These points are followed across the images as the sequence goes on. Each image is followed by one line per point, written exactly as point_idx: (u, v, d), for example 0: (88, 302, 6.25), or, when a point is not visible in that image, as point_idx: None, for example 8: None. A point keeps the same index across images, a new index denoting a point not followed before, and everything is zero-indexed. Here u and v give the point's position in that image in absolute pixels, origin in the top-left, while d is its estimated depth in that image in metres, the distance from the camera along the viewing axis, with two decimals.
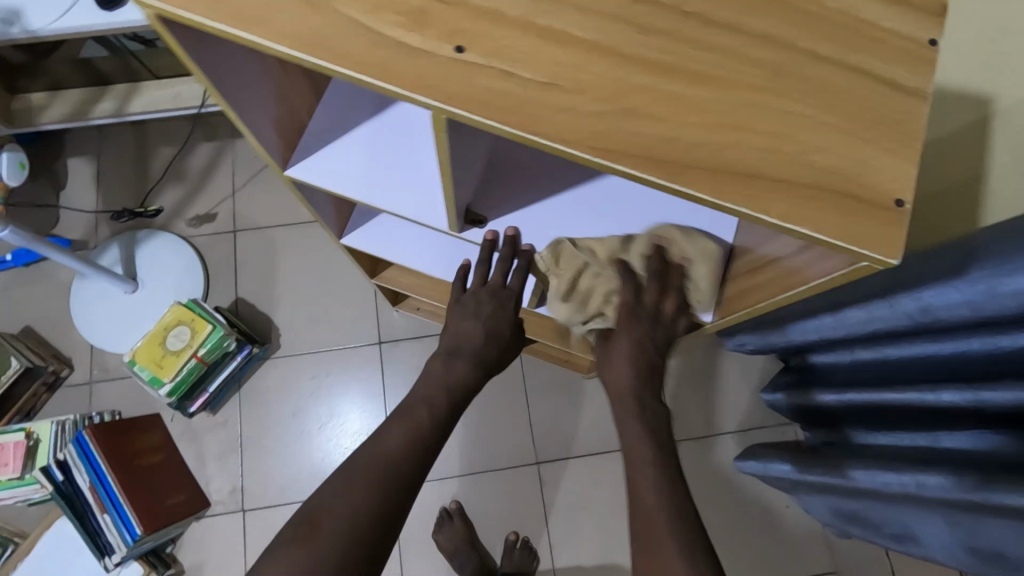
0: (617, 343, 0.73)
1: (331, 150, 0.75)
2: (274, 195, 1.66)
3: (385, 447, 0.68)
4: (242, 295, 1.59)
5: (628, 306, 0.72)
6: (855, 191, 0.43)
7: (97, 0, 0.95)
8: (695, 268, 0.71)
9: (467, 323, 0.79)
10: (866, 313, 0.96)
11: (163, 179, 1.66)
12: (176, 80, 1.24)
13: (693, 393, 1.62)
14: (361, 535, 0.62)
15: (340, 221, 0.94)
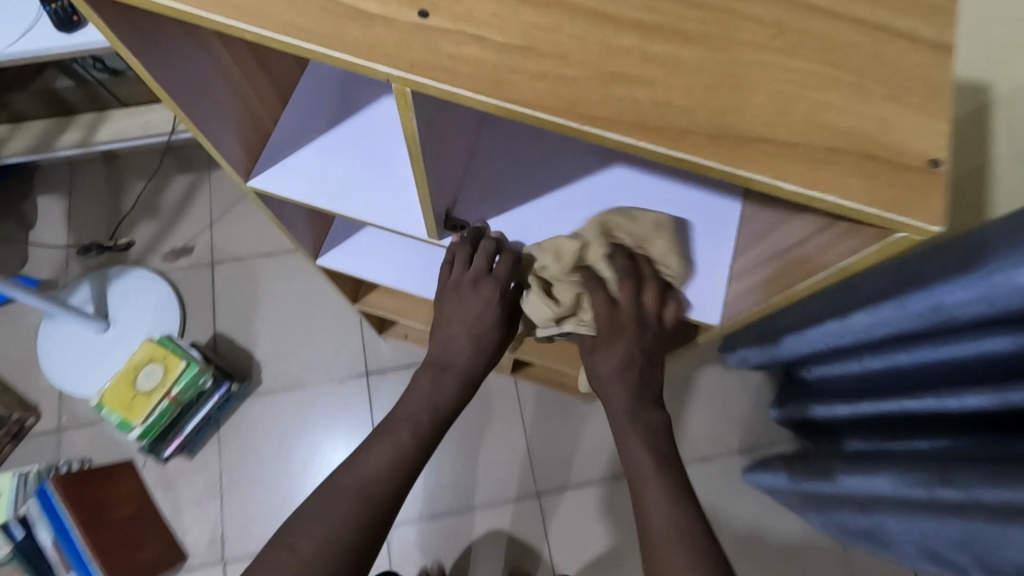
0: (604, 353, 0.65)
1: (297, 157, 0.70)
2: (252, 224, 1.60)
3: (361, 471, 0.62)
4: (220, 329, 1.52)
5: (605, 311, 0.63)
6: (877, 152, 0.38)
7: (55, 23, 0.91)
8: (653, 247, 0.62)
9: (457, 334, 0.71)
10: (871, 318, 0.90)
11: (137, 212, 1.61)
12: (144, 107, 1.20)
13: (693, 411, 1.55)
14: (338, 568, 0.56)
15: (315, 239, 0.88)
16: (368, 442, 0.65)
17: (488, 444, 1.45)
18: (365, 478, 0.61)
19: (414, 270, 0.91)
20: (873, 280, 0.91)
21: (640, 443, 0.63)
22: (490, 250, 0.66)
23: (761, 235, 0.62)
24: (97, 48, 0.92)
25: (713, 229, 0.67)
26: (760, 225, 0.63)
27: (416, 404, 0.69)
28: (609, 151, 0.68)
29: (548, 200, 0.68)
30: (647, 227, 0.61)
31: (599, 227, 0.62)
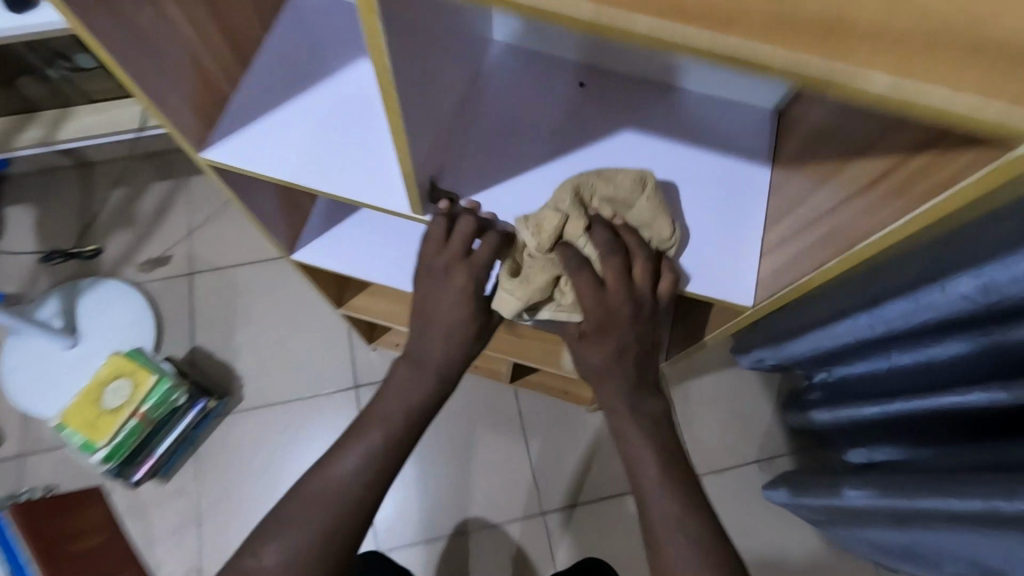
0: (584, 345, 0.55)
1: (263, 126, 0.61)
2: (234, 231, 1.51)
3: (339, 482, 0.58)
4: (199, 343, 1.42)
5: (592, 294, 0.52)
6: (994, 40, 0.28)
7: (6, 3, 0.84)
8: (635, 209, 0.55)
9: (436, 327, 0.60)
10: (908, 305, 0.82)
11: (111, 221, 1.52)
12: (110, 103, 1.12)
13: (706, 419, 1.45)
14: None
15: (290, 232, 0.80)
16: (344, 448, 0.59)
17: (488, 461, 1.35)
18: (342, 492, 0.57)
19: (400, 265, 0.82)
20: (908, 262, 0.82)
21: (661, 448, 0.54)
22: (472, 228, 0.56)
23: (796, 203, 0.54)
24: (52, 31, 0.85)
25: (744, 199, 0.58)
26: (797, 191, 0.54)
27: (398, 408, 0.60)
28: (618, 115, 0.60)
29: (545, 167, 0.58)
30: (627, 188, 0.54)
31: (575, 192, 0.54)
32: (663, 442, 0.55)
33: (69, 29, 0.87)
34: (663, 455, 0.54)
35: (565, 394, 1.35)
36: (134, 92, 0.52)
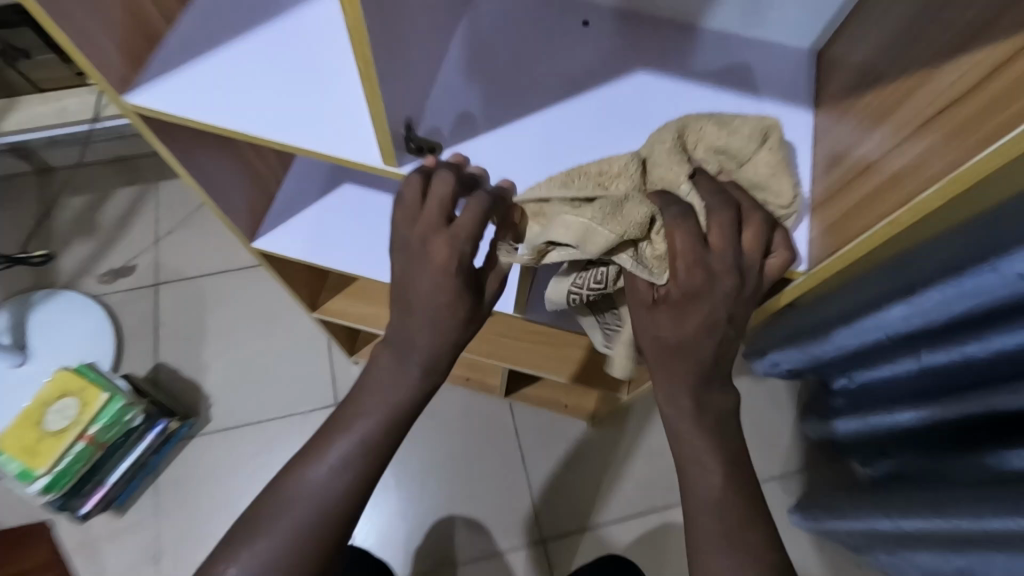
0: (662, 315, 0.43)
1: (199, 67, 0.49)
2: (204, 239, 1.41)
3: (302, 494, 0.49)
4: (163, 359, 1.30)
5: (689, 252, 0.40)
6: None
7: None
8: (750, 166, 0.42)
9: (417, 311, 0.48)
10: (946, 295, 0.72)
11: (71, 230, 1.41)
12: (62, 92, 1.02)
13: (750, 425, 1.38)
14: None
15: (251, 217, 0.70)
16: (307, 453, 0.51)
17: (483, 484, 1.23)
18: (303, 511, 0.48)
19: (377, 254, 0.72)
20: (942, 245, 0.72)
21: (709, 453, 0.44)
22: (452, 186, 0.45)
23: (850, 146, 0.44)
24: None
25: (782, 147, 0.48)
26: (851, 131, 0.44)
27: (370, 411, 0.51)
28: (623, 58, 0.51)
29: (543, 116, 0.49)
30: (744, 138, 0.42)
31: (674, 136, 0.43)
32: (700, 440, 0.45)
33: None
34: (702, 455, 0.44)
35: (564, 407, 1.24)
36: (32, 10, 0.40)
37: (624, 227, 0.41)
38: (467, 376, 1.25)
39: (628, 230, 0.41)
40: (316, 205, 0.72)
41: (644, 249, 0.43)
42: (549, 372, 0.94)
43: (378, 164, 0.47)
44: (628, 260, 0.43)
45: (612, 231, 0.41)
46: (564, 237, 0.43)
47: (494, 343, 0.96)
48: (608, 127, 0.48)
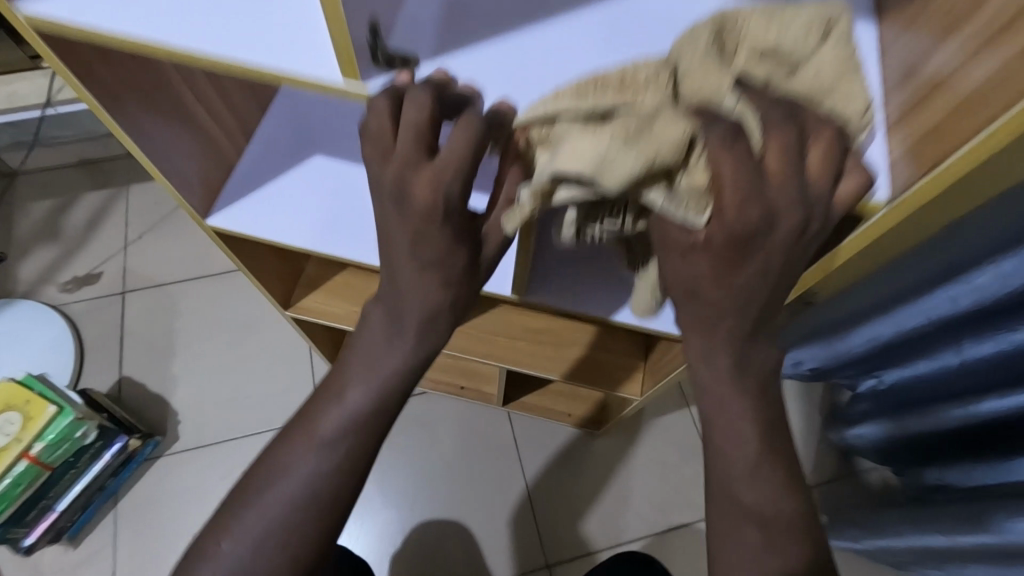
0: (702, 264, 0.33)
1: None
2: (177, 244, 1.31)
3: (276, 481, 0.42)
4: (129, 373, 1.19)
5: (744, 184, 0.30)
6: None
7: None
8: (808, 74, 0.33)
9: (402, 266, 0.41)
10: (1011, 266, 0.69)
11: (33, 237, 1.31)
12: None
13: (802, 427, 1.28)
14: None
15: (206, 189, 0.60)
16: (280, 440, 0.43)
17: (480, 503, 1.12)
18: (275, 502, 0.41)
19: (354, 231, 0.62)
20: (998, 220, 0.70)
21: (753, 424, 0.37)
22: (426, 108, 0.35)
23: (929, 55, 0.35)
24: None
25: None
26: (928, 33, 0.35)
27: (352, 388, 0.43)
28: None
29: (545, 34, 0.41)
30: (801, 37, 0.33)
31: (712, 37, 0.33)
32: None
33: None
34: None
35: (569, 416, 1.14)
36: None
37: (648, 147, 0.31)
38: (462, 385, 1.16)
39: (657, 150, 0.31)
40: (288, 173, 0.63)
41: (680, 182, 0.32)
42: (552, 374, 0.84)
43: (341, 83, 0.38)
44: (657, 196, 0.33)
45: (636, 152, 0.31)
46: (571, 165, 0.32)
47: (491, 341, 0.86)
48: (621, 40, 0.40)
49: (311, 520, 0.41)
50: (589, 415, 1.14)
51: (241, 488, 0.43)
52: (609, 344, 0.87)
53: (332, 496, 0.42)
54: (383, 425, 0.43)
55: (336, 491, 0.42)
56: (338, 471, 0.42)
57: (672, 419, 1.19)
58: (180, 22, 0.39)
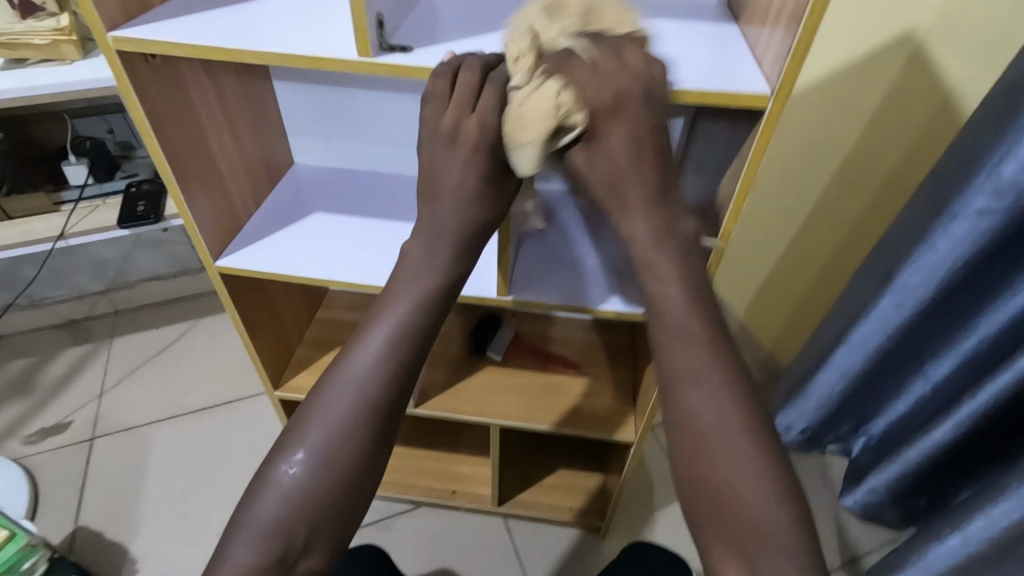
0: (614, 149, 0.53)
1: (176, 22, 0.52)
2: (155, 387, 1.29)
3: (338, 395, 0.51)
4: (87, 520, 1.09)
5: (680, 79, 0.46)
6: None
7: (5, 66, 0.87)
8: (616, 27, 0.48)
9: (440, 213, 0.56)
10: (932, 259, 0.80)
11: (2, 397, 1.27)
12: (35, 218, 1.10)
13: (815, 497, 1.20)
14: (309, 529, 0.48)
15: (219, 233, 0.69)
16: (333, 369, 0.53)
17: None
18: (331, 423, 0.51)
19: (354, 260, 0.70)
20: (907, 227, 0.85)
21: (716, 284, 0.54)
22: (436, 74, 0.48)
23: (763, 22, 0.50)
24: (91, 88, 0.88)
25: (719, 43, 0.53)
26: (764, 17, 0.50)
27: (395, 303, 0.54)
28: None
29: None
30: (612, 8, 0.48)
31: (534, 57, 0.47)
32: None
33: (58, 96, 0.88)
34: None
35: (570, 510, 1.06)
36: None
37: (555, 102, 0.47)
38: (453, 489, 1.09)
39: (563, 94, 0.47)
40: (319, 214, 0.76)
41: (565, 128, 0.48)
42: (538, 422, 0.85)
43: (355, 57, 0.50)
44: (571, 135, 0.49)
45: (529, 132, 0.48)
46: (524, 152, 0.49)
47: (483, 398, 0.87)
48: None
49: (368, 434, 0.51)
50: (590, 507, 1.07)
51: (288, 434, 0.52)
52: (594, 389, 0.89)
53: (378, 409, 0.51)
54: (410, 340, 0.53)
55: (384, 396, 0.52)
56: (386, 375, 0.52)
57: (676, 505, 1.13)
58: (227, 38, 0.51)
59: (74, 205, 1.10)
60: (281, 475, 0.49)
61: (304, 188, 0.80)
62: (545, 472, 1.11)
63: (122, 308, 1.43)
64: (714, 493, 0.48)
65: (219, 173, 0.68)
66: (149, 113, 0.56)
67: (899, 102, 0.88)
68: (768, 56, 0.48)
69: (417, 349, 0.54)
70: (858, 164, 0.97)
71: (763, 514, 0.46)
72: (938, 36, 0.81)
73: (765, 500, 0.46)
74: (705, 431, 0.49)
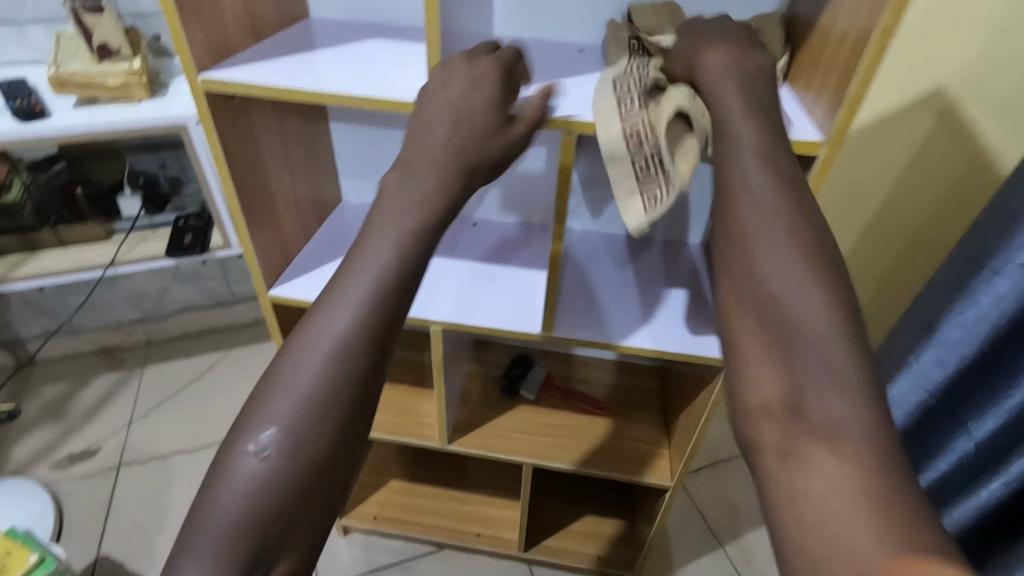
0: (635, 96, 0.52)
1: (258, 67, 0.57)
2: (184, 415, 1.31)
3: (304, 356, 0.41)
4: (108, 548, 1.08)
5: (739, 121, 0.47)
6: None
7: (77, 104, 0.93)
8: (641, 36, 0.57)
9: None
10: (991, 299, 0.78)
11: (33, 421, 1.29)
12: (86, 246, 1.15)
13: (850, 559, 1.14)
14: (281, 526, 0.38)
15: (272, 262, 0.72)
16: (300, 321, 0.42)
17: None
18: (294, 400, 0.40)
19: None
20: (945, 275, 0.85)
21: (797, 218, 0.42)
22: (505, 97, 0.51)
23: (812, 77, 0.52)
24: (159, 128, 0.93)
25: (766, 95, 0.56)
26: (805, 77, 0.53)
27: (373, 249, 0.43)
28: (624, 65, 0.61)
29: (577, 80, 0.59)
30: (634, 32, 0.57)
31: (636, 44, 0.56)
32: None
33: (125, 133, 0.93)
34: None
35: (596, 559, 1.03)
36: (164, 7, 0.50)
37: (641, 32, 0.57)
38: (478, 532, 1.06)
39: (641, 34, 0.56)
40: None
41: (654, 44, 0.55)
42: (571, 464, 0.84)
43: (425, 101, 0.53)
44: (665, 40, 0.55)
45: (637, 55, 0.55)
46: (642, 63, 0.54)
47: (519, 436, 0.87)
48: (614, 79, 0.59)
49: (340, 413, 0.41)
50: (620, 558, 1.03)
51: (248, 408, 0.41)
52: (629, 430, 0.89)
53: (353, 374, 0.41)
54: (386, 300, 0.42)
55: (363, 353, 0.41)
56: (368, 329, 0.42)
57: (706, 559, 1.09)
58: (306, 81, 0.55)
59: (126, 235, 1.15)
60: (247, 463, 0.39)
61: (349, 225, 0.84)
62: (572, 517, 1.08)
63: (155, 338, 1.46)
64: (755, 301, 0.40)
65: (277, 206, 0.71)
66: (223, 145, 0.60)
67: (930, 154, 0.90)
68: (818, 106, 0.50)
69: (404, 291, 0.43)
70: (890, 212, 0.98)
71: (812, 319, 0.38)
72: (969, 95, 0.83)
73: (810, 303, 0.39)
74: (752, 238, 0.42)
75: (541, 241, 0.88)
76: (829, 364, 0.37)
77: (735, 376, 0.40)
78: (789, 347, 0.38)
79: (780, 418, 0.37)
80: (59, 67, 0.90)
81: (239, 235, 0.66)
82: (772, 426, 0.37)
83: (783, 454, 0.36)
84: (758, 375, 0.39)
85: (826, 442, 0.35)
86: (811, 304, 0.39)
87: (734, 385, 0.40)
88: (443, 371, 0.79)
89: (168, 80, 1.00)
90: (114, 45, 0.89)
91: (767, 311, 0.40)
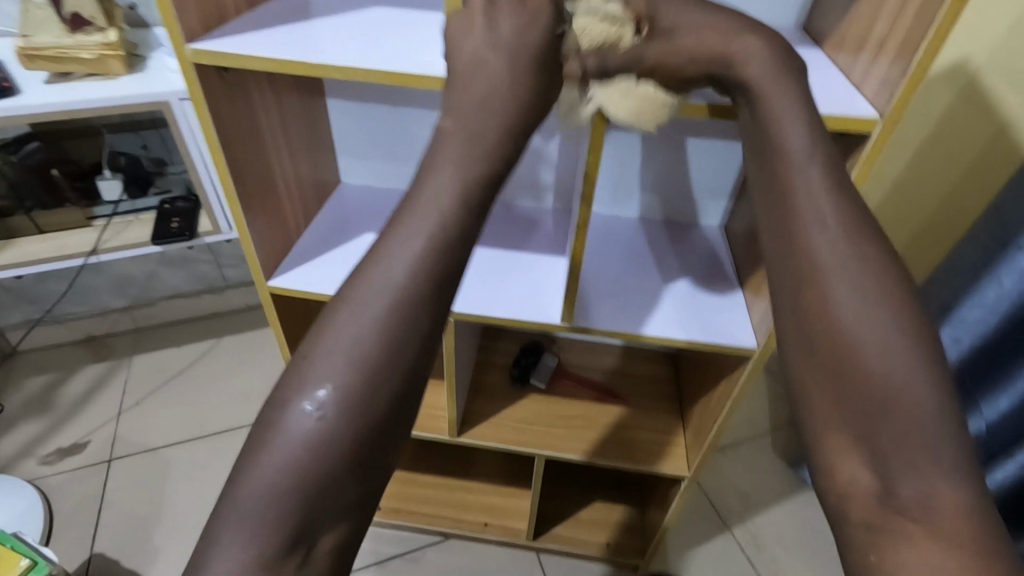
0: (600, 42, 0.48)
1: (252, 37, 0.52)
2: (178, 406, 1.26)
3: (366, 304, 0.37)
4: (103, 546, 1.05)
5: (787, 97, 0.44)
6: None
7: (49, 80, 0.86)
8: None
9: None
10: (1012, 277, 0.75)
11: (18, 414, 1.23)
12: (65, 233, 1.08)
13: None
14: (331, 500, 0.35)
15: (271, 251, 0.67)
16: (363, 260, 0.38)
17: None
18: (351, 352, 0.36)
19: None
20: (964, 256, 0.83)
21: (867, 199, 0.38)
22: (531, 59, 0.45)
23: (860, 48, 0.48)
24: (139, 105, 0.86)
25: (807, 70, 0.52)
26: (849, 52, 0.50)
27: (430, 198, 0.39)
28: None
29: None
30: None
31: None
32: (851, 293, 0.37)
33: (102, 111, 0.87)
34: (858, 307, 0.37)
35: (606, 547, 1.02)
36: None
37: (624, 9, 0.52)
38: (485, 522, 1.04)
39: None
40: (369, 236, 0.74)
41: None
42: (576, 454, 0.81)
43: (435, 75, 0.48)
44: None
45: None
46: None
47: (530, 427, 0.84)
48: None
49: (402, 367, 0.37)
50: (630, 545, 1.02)
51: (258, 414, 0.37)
52: (640, 420, 0.87)
53: (418, 321, 0.37)
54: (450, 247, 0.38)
55: (423, 310, 0.38)
56: (428, 281, 0.38)
57: (715, 543, 1.08)
58: (308, 53, 0.50)
59: (109, 220, 1.09)
60: (301, 421, 0.35)
61: (349, 209, 0.79)
62: (580, 505, 1.07)
63: (144, 325, 1.40)
64: (833, 363, 0.37)
65: (277, 192, 0.66)
66: (216, 120, 0.54)
67: (951, 131, 0.87)
68: (869, 80, 0.46)
69: (461, 250, 0.39)
70: (911, 190, 0.95)
71: (900, 384, 0.35)
72: (993, 71, 0.80)
73: (902, 367, 0.35)
74: (824, 284, 0.38)
75: (551, 223, 0.84)
76: (920, 435, 0.33)
77: (815, 446, 0.38)
78: (869, 419, 0.35)
79: (867, 497, 0.34)
80: (27, 39, 0.82)
81: (235, 223, 0.61)
82: (860, 503, 0.35)
83: (869, 527, 0.34)
84: (839, 450, 0.36)
85: (919, 520, 0.32)
86: (896, 366, 0.35)
87: (814, 455, 0.38)
88: (453, 362, 0.75)
89: (147, 52, 0.93)
90: (89, 15, 0.82)
91: (844, 378, 0.36)
